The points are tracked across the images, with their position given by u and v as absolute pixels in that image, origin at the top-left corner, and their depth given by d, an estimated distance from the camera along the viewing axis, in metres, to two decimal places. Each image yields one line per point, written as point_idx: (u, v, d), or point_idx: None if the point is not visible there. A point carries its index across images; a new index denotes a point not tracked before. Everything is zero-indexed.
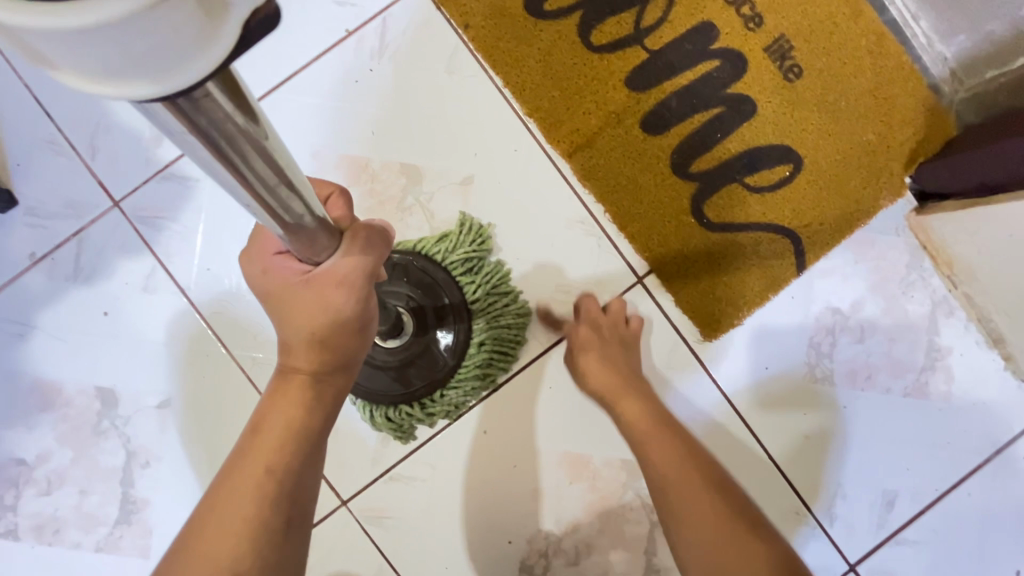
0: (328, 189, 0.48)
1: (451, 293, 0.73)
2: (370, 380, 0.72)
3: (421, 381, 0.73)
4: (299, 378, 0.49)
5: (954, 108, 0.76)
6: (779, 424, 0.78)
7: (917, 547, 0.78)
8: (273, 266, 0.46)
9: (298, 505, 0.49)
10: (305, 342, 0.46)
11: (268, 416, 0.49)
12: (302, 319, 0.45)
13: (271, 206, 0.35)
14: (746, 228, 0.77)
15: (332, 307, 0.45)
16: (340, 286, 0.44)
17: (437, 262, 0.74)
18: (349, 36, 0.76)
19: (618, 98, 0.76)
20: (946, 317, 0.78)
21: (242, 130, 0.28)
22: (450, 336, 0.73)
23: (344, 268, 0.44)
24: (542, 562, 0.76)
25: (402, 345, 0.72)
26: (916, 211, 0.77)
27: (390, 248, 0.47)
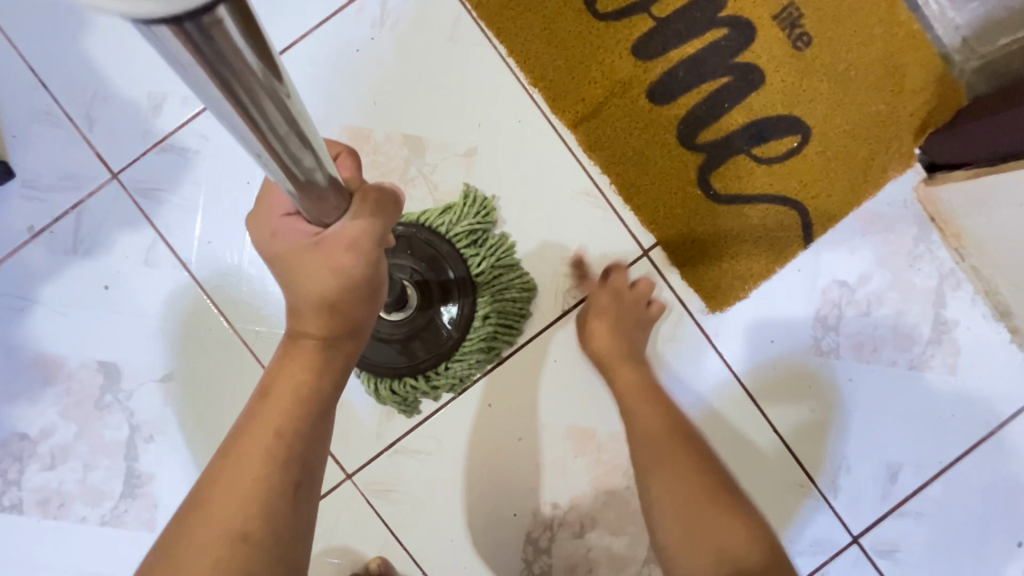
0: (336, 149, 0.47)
1: (455, 266, 0.72)
2: (375, 352, 0.72)
3: (426, 354, 0.72)
4: (309, 342, 0.48)
5: (965, 77, 0.75)
6: (786, 396, 0.78)
7: (920, 519, 0.78)
8: (284, 231, 0.45)
9: (308, 470, 0.49)
10: (314, 306, 0.45)
11: (277, 379, 0.49)
12: (310, 282, 0.44)
13: (284, 160, 0.33)
14: (753, 201, 0.76)
15: (341, 271, 0.43)
16: (350, 249, 0.43)
17: (442, 234, 0.73)
18: (350, 4, 0.74)
19: (624, 67, 0.75)
20: (953, 290, 0.78)
21: (256, 71, 0.26)
22: (455, 310, 0.72)
23: (353, 231, 0.43)
24: (547, 534, 0.76)
25: (406, 318, 0.71)
26: (925, 181, 0.76)
27: (399, 212, 0.46)
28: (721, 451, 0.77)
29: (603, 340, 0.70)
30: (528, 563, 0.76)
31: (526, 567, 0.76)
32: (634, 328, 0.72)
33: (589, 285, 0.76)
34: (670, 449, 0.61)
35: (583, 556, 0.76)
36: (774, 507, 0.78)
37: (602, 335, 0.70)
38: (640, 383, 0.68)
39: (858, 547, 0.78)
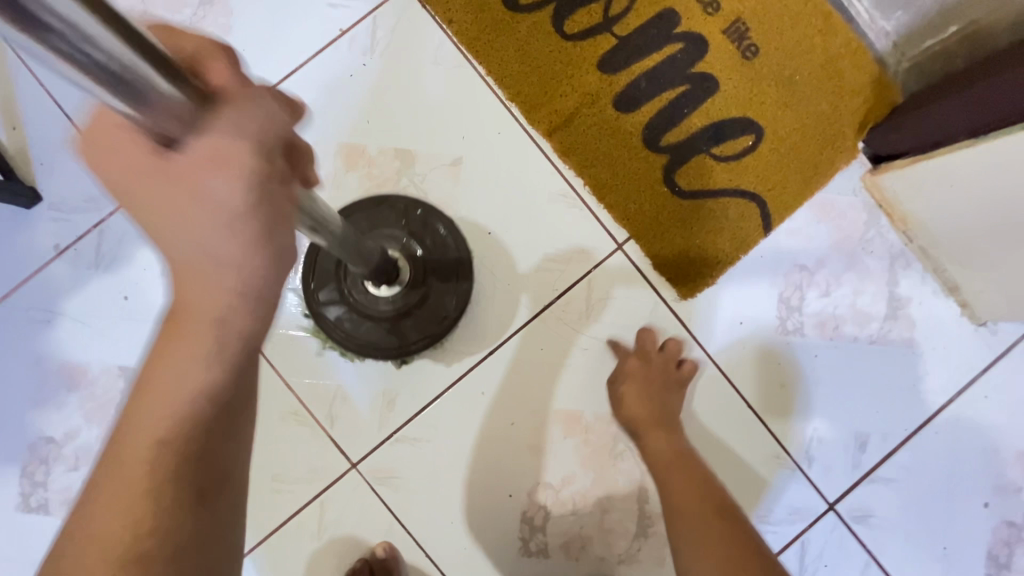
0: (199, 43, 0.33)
1: (447, 245, 0.80)
2: (374, 323, 0.79)
3: (421, 328, 0.79)
4: (191, 314, 0.34)
5: (899, 78, 0.84)
6: (757, 374, 0.84)
7: (890, 484, 0.84)
8: (117, 150, 0.31)
9: (215, 475, 0.40)
10: (187, 254, 0.32)
11: (157, 362, 0.36)
12: (180, 221, 0.31)
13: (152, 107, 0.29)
14: (715, 195, 0.84)
15: (219, 203, 0.31)
16: (219, 164, 0.30)
17: (433, 213, 0.81)
18: (343, 36, 0.83)
19: (591, 80, 0.83)
20: (904, 270, 0.85)
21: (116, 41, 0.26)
22: (449, 288, 0.80)
23: (217, 141, 0.31)
24: (541, 513, 0.81)
25: (399, 293, 0.78)
26: (870, 172, 0.84)
27: (293, 129, 0.34)
28: (699, 427, 0.83)
29: (637, 406, 0.77)
30: (524, 542, 0.81)
31: (523, 546, 0.81)
32: (666, 389, 0.79)
33: (569, 278, 0.82)
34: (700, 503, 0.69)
35: (577, 533, 0.81)
36: (751, 480, 0.83)
37: (633, 401, 0.78)
38: (655, 417, 0.76)
39: (834, 513, 0.83)
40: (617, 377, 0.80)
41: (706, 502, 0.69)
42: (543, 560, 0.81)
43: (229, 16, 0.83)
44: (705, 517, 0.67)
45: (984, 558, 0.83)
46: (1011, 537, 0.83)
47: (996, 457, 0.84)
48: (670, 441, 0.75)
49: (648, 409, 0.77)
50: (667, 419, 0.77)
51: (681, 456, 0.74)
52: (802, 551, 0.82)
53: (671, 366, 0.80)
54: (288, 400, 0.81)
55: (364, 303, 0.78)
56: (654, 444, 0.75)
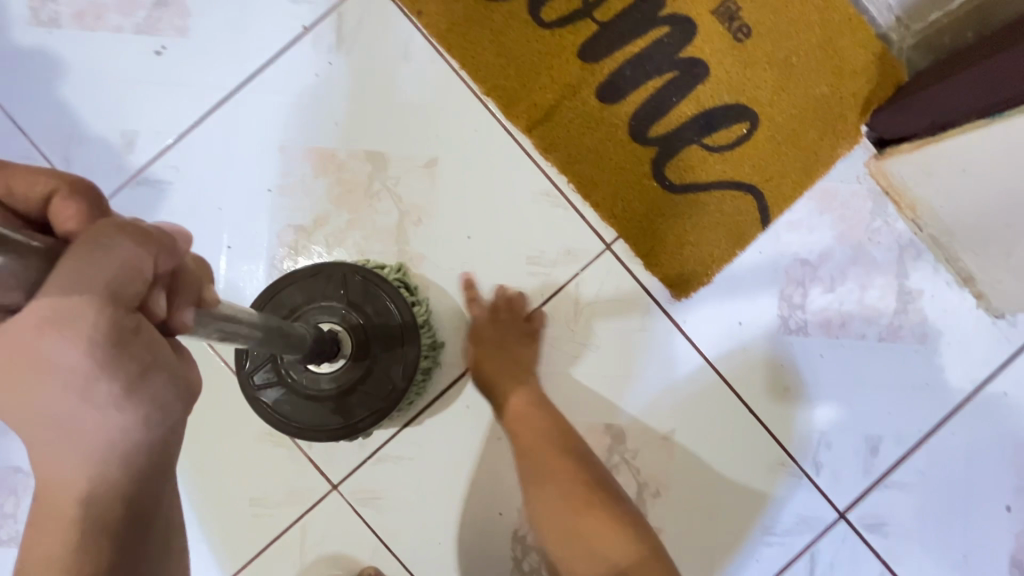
0: (53, 188, 0.34)
1: (384, 308, 0.70)
2: (308, 408, 0.69)
3: (363, 408, 0.69)
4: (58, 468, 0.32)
5: (904, 55, 0.78)
6: (759, 378, 0.79)
7: (904, 490, 0.79)
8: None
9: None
10: (43, 420, 0.31)
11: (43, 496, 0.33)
12: (25, 387, 0.30)
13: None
14: (709, 188, 0.79)
15: (61, 368, 0.29)
16: (59, 332, 0.29)
17: (376, 278, 0.71)
18: (307, 33, 0.78)
19: (572, 71, 0.78)
20: (914, 260, 0.79)
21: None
22: (392, 358, 0.70)
23: (53, 301, 0.28)
24: (533, 531, 0.77)
25: (338, 368, 0.69)
26: (875, 157, 0.79)
27: (163, 257, 0.31)
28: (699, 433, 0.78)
29: (520, 393, 0.70)
30: (517, 562, 0.77)
31: (515, 566, 0.77)
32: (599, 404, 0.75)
33: (555, 282, 0.78)
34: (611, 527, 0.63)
35: None
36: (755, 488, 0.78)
37: (524, 395, 0.70)
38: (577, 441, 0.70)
39: (845, 522, 0.78)
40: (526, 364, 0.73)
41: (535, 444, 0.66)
42: None
43: (185, 17, 0.78)
44: (561, 471, 0.64)
45: (1006, 564, 0.78)
46: None
47: (1017, 457, 0.79)
48: (527, 394, 0.70)
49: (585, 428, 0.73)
50: (548, 396, 0.71)
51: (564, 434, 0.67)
52: (811, 563, 0.78)
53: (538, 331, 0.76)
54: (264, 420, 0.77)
55: (303, 382, 0.68)
56: (517, 398, 0.69)
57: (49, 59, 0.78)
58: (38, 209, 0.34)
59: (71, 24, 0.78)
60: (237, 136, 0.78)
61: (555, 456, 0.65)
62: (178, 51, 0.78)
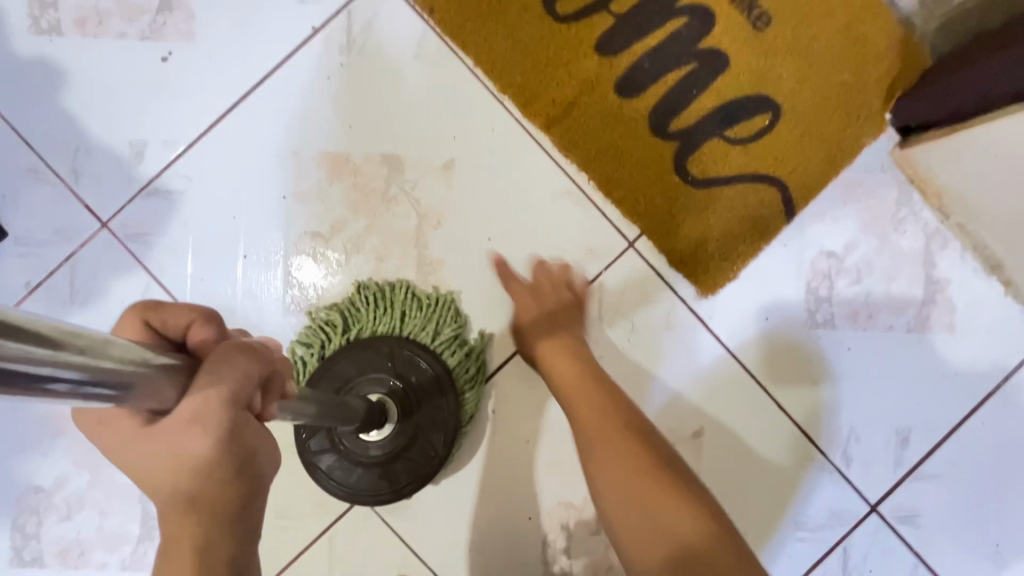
0: (187, 316, 0.37)
1: (428, 367, 0.70)
2: (358, 479, 0.70)
3: (408, 476, 0.70)
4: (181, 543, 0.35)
5: (927, 39, 0.77)
6: (788, 373, 0.78)
7: (936, 481, 0.78)
8: (109, 416, 0.35)
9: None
10: (170, 498, 0.35)
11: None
12: (157, 468, 0.35)
13: (116, 394, 0.30)
14: (732, 182, 0.77)
15: (188, 454, 0.34)
16: (193, 426, 0.33)
17: (423, 347, 0.71)
18: (316, 34, 0.76)
19: (589, 66, 0.76)
20: (941, 249, 0.78)
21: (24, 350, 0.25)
22: (439, 417, 0.70)
23: (193, 405, 0.33)
24: (564, 535, 0.76)
25: (389, 436, 0.69)
26: (900, 145, 0.77)
27: (266, 361, 0.36)
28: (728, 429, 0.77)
29: (560, 368, 0.67)
30: (548, 566, 0.76)
31: (547, 570, 0.76)
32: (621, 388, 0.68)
33: (579, 282, 0.76)
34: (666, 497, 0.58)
35: (603, 553, 0.76)
36: (786, 484, 0.78)
37: (565, 372, 0.66)
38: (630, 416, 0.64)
39: (877, 515, 0.77)
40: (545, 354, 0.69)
41: (639, 458, 0.60)
42: None
43: (191, 21, 0.76)
44: (665, 492, 0.58)
45: None
46: None
47: None
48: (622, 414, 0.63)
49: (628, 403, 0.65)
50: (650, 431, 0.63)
51: (639, 426, 0.63)
52: (844, 558, 0.77)
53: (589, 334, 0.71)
54: (287, 431, 0.77)
55: (354, 449, 0.70)
56: (580, 410, 0.64)
57: (52, 70, 0.76)
58: (174, 334, 0.38)
59: (74, 33, 0.76)
60: (248, 143, 0.76)
61: (636, 464, 0.60)
62: (185, 57, 0.76)
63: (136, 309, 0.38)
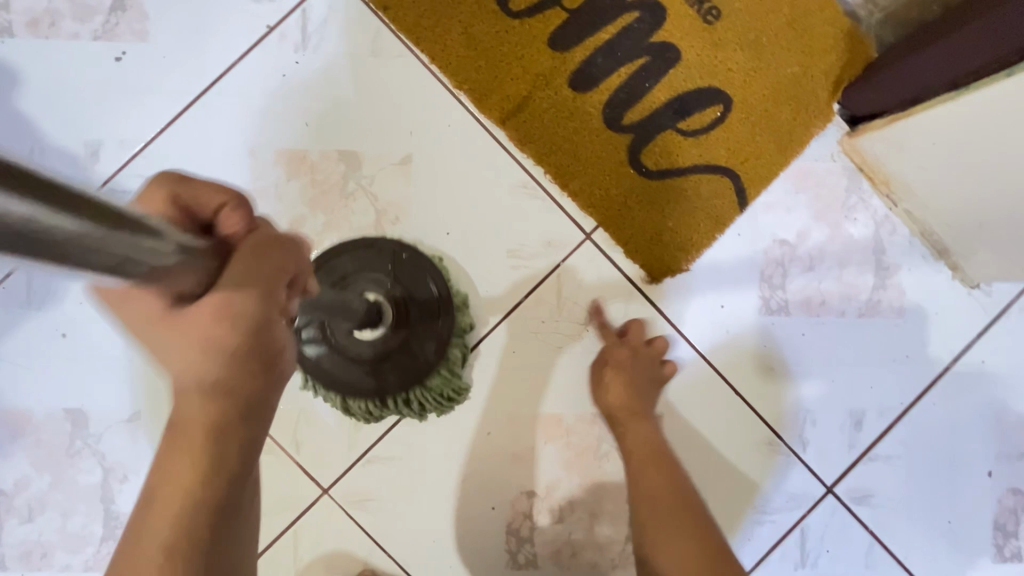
0: (217, 198, 0.39)
1: (435, 286, 0.74)
2: (344, 372, 0.72)
3: (396, 377, 0.72)
4: (194, 430, 0.37)
5: (873, 30, 0.79)
6: (744, 360, 0.79)
7: (889, 461, 0.80)
8: (132, 294, 0.35)
9: (224, 559, 0.40)
10: (190, 384, 0.36)
11: (163, 480, 0.38)
12: (179, 352, 0.35)
13: (130, 273, 0.29)
14: (686, 173, 0.79)
15: (214, 345, 0.35)
16: (221, 318, 0.34)
17: (424, 258, 0.74)
18: (271, 32, 0.77)
19: (543, 60, 0.77)
20: (890, 236, 0.80)
21: (55, 216, 0.23)
22: (434, 331, 0.73)
23: (224, 293, 0.35)
24: (527, 523, 0.77)
25: (381, 337, 0.71)
26: (848, 134, 0.79)
27: (297, 265, 0.38)
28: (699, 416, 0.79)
29: (617, 394, 0.73)
30: (512, 555, 0.77)
31: (511, 559, 0.77)
32: (646, 384, 0.74)
33: (537, 274, 0.77)
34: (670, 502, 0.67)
35: (566, 540, 0.77)
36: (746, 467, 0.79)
37: (616, 390, 0.73)
38: (632, 408, 0.72)
39: (833, 496, 0.79)
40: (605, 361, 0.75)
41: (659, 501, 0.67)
42: (532, 572, 0.77)
43: (144, 21, 0.76)
44: (678, 514, 0.66)
45: (991, 528, 0.80)
46: (1016, 505, 0.80)
47: (996, 423, 0.81)
48: (649, 432, 0.71)
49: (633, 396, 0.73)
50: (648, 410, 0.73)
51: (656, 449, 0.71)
52: (802, 539, 0.79)
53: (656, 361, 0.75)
54: None
55: (345, 342, 0.71)
56: (632, 433, 0.71)
57: (4, 71, 0.75)
58: (202, 213, 0.40)
59: (26, 33, 0.75)
60: (205, 142, 0.76)
61: (677, 515, 0.66)
62: (140, 56, 0.76)
63: (162, 183, 0.40)
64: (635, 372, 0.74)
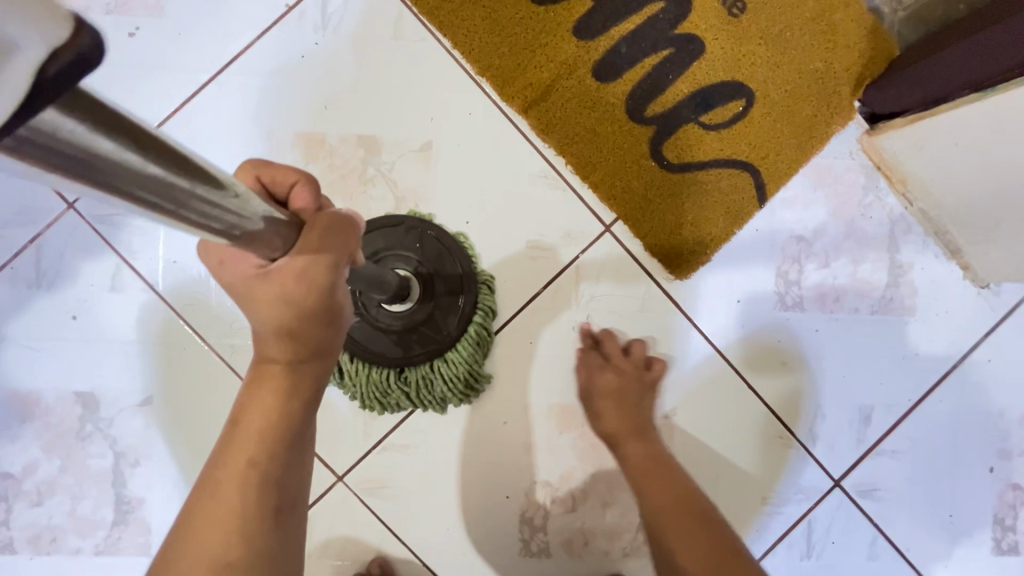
0: (291, 177, 0.42)
1: (461, 262, 0.73)
2: (370, 342, 0.70)
3: (422, 348, 0.71)
4: (275, 368, 0.42)
5: (895, 29, 0.79)
6: (756, 355, 0.80)
7: (895, 457, 0.81)
8: (229, 257, 0.39)
9: (289, 491, 0.44)
10: (272, 332, 0.40)
11: (248, 406, 0.42)
12: (267, 309, 0.38)
13: (222, 232, 0.32)
14: (706, 166, 0.79)
15: (292, 302, 0.38)
16: (300, 281, 0.38)
17: (449, 236, 0.73)
18: (290, 12, 0.75)
19: (568, 48, 0.76)
20: (905, 234, 0.81)
21: (185, 186, 0.28)
22: (456, 307, 0.72)
23: (301, 262, 0.38)
24: (541, 513, 0.78)
25: (406, 311, 0.70)
26: (868, 132, 0.79)
27: (358, 240, 0.41)
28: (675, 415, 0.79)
29: (611, 421, 0.72)
30: (525, 543, 0.77)
31: (524, 547, 0.77)
32: (638, 398, 0.74)
33: (556, 264, 0.77)
34: (679, 502, 0.65)
35: (579, 529, 0.78)
36: (744, 455, 0.80)
37: (611, 416, 0.72)
38: (631, 428, 0.71)
39: (840, 490, 0.81)
40: (591, 393, 0.74)
41: (680, 500, 0.65)
42: (546, 559, 0.77)
43: None
44: (679, 502, 0.65)
45: (990, 522, 0.82)
46: (1015, 500, 0.82)
47: (999, 420, 0.82)
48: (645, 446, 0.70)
49: (630, 419, 0.72)
50: (648, 428, 0.72)
51: (660, 461, 0.69)
52: (809, 530, 0.80)
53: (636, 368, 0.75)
54: None
55: (373, 314, 0.70)
56: (633, 452, 0.70)
57: None
58: (278, 192, 0.43)
59: None
60: (221, 121, 0.75)
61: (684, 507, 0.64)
62: (153, 32, 0.74)
63: (247, 165, 0.43)
64: (620, 390, 0.73)
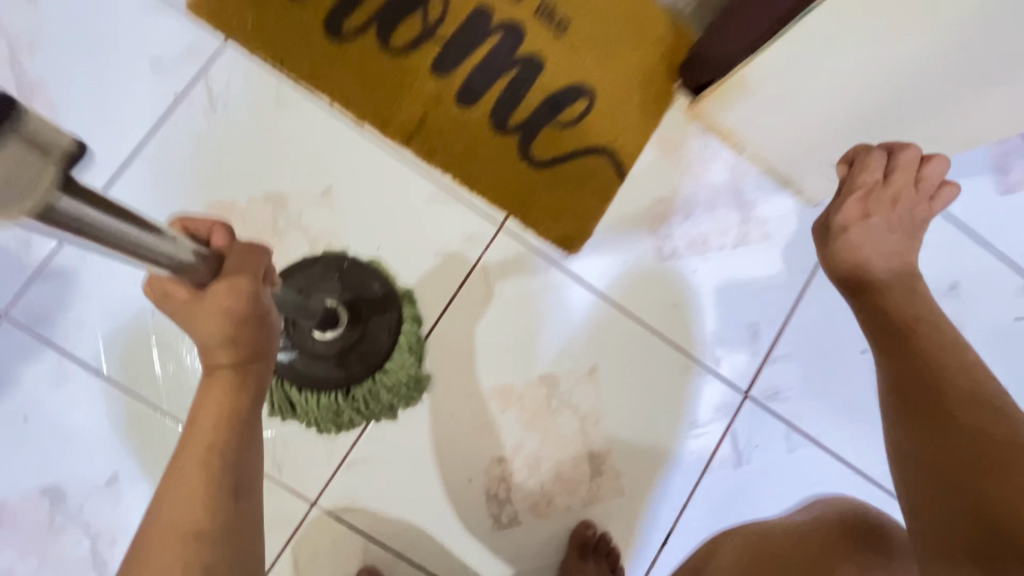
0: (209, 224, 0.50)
1: (380, 282, 0.83)
2: (313, 370, 0.79)
3: (361, 364, 0.80)
4: (222, 371, 0.50)
5: (689, 19, 0.97)
6: (652, 302, 0.93)
7: (787, 360, 0.96)
8: (169, 288, 0.48)
9: (243, 477, 0.50)
10: (217, 343, 0.49)
11: (202, 405, 0.50)
12: (211, 323, 0.48)
13: (165, 265, 0.42)
14: (569, 157, 0.92)
15: (230, 311, 0.48)
16: (232, 294, 0.48)
17: (365, 263, 0.84)
18: (179, 103, 0.84)
19: (430, 85, 0.89)
20: (744, 177, 0.97)
21: (134, 232, 0.38)
22: (383, 321, 0.82)
23: (229, 281, 0.48)
24: (503, 486, 0.86)
25: (339, 335, 0.79)
26: (690, 103, 0.95)
27: (269, 258, 0.52)
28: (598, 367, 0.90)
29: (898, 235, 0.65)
30: (496, 517, 0.85)
31: (496, 521, 0.85)
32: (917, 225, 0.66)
33: (464, 267, 0.88)
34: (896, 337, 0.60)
35: (540, 491, 0.87)
36: (665, 389, 0.92)
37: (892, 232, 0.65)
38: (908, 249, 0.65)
39: (751, 400, 0.94)
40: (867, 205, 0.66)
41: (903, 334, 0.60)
42: (516, 527, 0.86)
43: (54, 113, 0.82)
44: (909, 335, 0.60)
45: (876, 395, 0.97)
46: None
47: None
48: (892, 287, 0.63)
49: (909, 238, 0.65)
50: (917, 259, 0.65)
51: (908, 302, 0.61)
52: (734, 441, 0.92)
53: (924, 197, 0.67)
54: None
55: (309, 345, 0.79)
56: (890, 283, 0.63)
57: None
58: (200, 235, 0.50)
59: None
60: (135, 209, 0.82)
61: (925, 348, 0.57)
62: None
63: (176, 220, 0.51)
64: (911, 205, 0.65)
